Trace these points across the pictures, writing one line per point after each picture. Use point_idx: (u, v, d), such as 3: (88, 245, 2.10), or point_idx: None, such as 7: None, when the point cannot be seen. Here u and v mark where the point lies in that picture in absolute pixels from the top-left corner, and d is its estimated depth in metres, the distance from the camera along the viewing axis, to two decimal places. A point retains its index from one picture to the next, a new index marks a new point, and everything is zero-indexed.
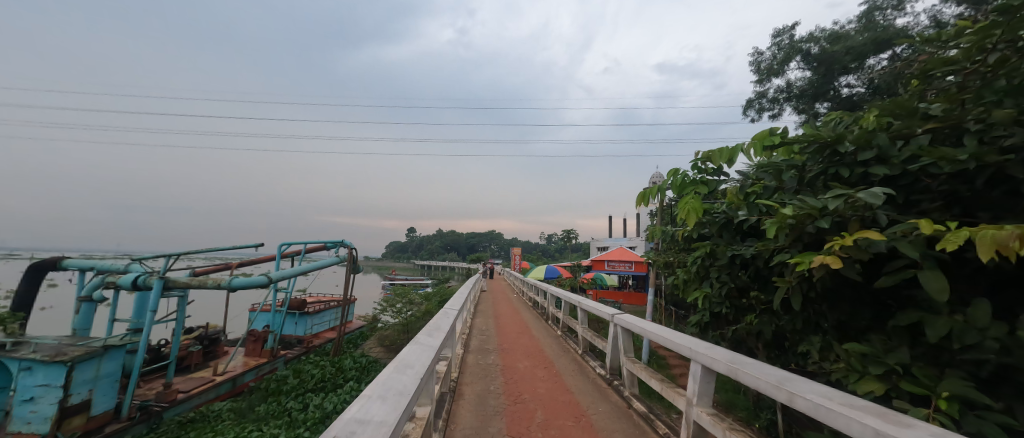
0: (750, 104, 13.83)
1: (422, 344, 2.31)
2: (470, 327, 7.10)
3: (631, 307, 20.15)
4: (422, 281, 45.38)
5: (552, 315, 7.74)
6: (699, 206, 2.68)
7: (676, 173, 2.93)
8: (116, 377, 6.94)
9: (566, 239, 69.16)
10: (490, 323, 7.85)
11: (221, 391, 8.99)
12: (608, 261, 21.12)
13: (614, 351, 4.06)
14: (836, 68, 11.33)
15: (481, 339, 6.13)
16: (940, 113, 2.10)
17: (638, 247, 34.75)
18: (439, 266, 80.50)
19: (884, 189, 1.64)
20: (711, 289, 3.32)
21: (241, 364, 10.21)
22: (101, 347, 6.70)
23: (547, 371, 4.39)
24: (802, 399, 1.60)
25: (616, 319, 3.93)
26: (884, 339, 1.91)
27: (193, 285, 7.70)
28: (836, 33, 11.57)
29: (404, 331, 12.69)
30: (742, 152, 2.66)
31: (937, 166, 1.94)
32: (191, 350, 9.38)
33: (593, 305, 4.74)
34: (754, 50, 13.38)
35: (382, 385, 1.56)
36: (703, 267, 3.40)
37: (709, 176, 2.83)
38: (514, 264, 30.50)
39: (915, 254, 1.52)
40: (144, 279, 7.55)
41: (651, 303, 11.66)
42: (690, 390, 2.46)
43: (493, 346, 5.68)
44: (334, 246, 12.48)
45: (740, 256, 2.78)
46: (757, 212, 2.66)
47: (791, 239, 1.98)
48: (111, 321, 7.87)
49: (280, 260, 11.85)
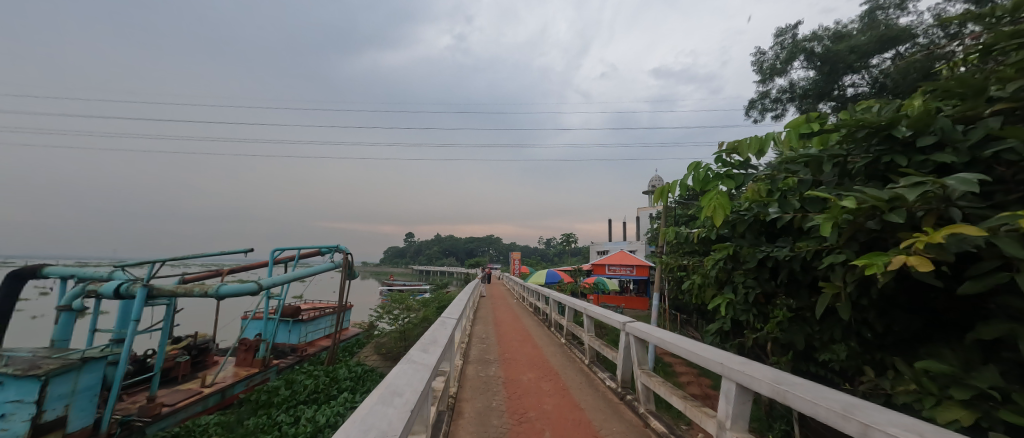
0: (752, 105, 13.64)
1: (415, 363, 2.00)
2: (470, 335, 6.77)
3: (633, 312, 19.78)
4: (421, 287, 44.92)
5: (555, 321, 7.41)
6: (725, 202, 2.41)
7: (697, 167, 2.64)
8: (95, 390, 6.58)
9: (565, 243, 68.77)
10: (490, 330, 7.52)
11: (209, 403, 8.62)
12: (609, 266, 20.83)
13: (627, 363, 3.75)
14: (841, 67, 11.12)
15: (481, 348, 5.79)
16: (1009, 93, 1.81)
17: (638, 251, 34.46)
18: (438, 271, 79.94)
19: (975, 175, 1.35)
20: (735, 295, 3.01)
21: (232, 374, 9.83)
22: (79, 360, 6.34)
23: (553, 384, 4.07)
24: (881, 433, 1.30)
25: (628, 328, 3.63)
26: (959, 356, 1.62)
27: (179, 293, 7.35)
28: (839, 32, 11.40)
29: (401, 338, 12.33)
30: (773, 142, 2.38)
31: (1016, 151, 1.64)
32: (179, 360, 9.02)
33: (601, 312, 4.45)
34: (756, 50, 13.17)
35: (360, 425, 1.24)
36: (724, 271, 3.12)
37: (735, 169, 2.56)
38: (513, 269, 30.11)
39: (1021, 253, 1.22)
40: (126, 287, 7.19)
41: (655, 309, 11.35)
42: (721, 411, 2.17)
43: (493, 356, 5.35)
44: (329, 251, 12.14)
45: (772, 258, 2.50)
46: (792, 209, 2.38)
47: (845, 237, 1.71)
48: (92, 332, 7.46)
49: (273, 266, 11.50)
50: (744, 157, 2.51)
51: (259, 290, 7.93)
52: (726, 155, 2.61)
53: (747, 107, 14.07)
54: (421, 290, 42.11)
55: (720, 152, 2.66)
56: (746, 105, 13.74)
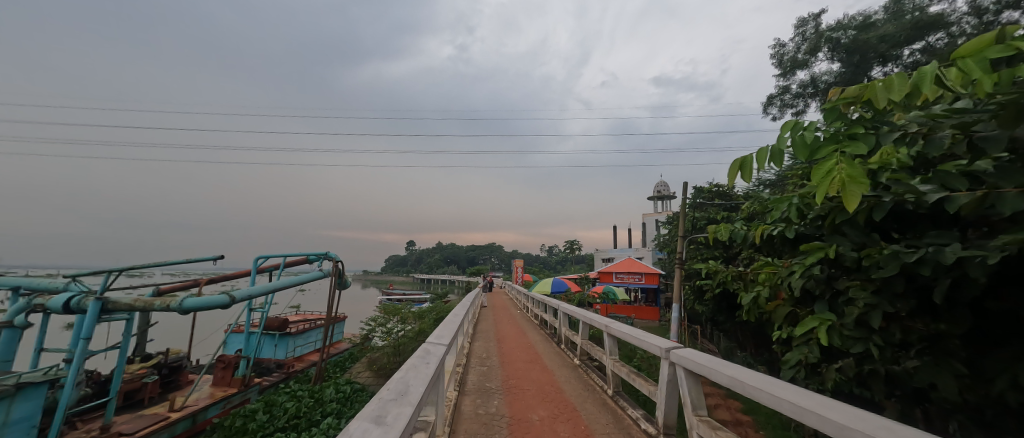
0: (771, 101, 12.86)
1: None
2: (467, 354, 5.85)
3: (643, 323, 18.66)
4: (421, 297, 43.83)
5: (566, 338, 6.47)
6: (863, 176, 1.51)
7: (796, 127, 1.77)
8: (35, 421, 5.71)
9: (568, 251, 67.42)
10: (491, 348, 6.58)
11: (177, 430, 7.71)
12: (617, 273, 19.98)
13: (670, 403, 2.84)
14: (871, 57, 10.32)
15: (480, 373, 4.87)
16: None
17: (646, 258, 33.40)
18: (438, 280, 78.62)
19: None
20: (836, 315, 2.12)
21: (206, 396, 8.93)
22: (11, 387, 5.47)
23: (572, 427, 3.18)
24: None
25: (674, 357, 2.73)
26: None
27: (138, 308, 6.48)
28: (866, 20, 10.60)
29: (395, 354, 11.34)
30: (935, 79, 1.51)
31: None
32: (146, 381, 8.18)
33: (631, 331, 3.57)
34: (776, 42, 12.32)
35: None
36: (818, 284, 2.26)
37: (863, 127, 1.69)
38: (517, 278, 29.03)
39: None
40: (77, 301, 6.33)
41: (675, 320, 10.35)
42: None
43: (494, 384, 4.44)
44: (317, 259, 11.21)
45: (926, 261, 1.63)
46: (966, 185, 1.52)
47: None
48: (36, 352, 6.54)
49: (256, 275, 10.60)
50: (876, 108, 1.65)
51: (232, 302, 7.02)
52: (842, 109, 1.77)
53: (764, 103, 13.29)
54: (421, 299, 41.14)
55: (831, 106, 1.80)
56: (765, 102, 12.92)
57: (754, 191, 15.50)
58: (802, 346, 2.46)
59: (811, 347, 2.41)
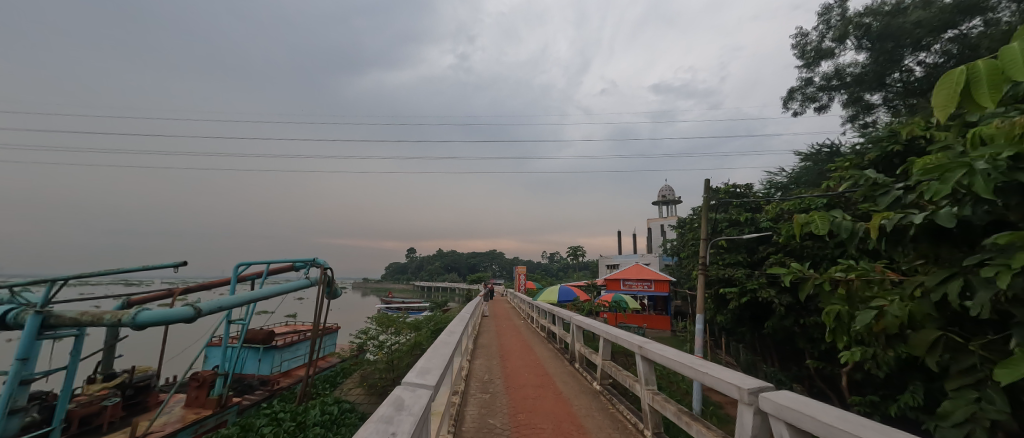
0: (792, 94, 12.11)
1: None
2: (466, 378, 4.95)
3: (655, 333, 17.68)
4: (422, 306, 42.68)
5: (580, 355, 5.56)
6: None
7: None
8: None
9: (572, 258, 66.14)
10: (493, 368, 5.67)
11: None
12: (624, 280, 19.06)
13: None
14: (905, 44, 9.51)
15: (481, 405, 3.96)
16: None
17: (653, 265, 32.22)
18: (439, 288, 77.35)
19: None
20: None
21: (177, 419, 8.00)
22: None
23: None
24: None
25: (767, 402, 1.86)
26: None
27: (85, 322, 5.62)
28: (900, 4, 9.78)
29: (388, 370, 10.37)
30: None
31: None
32: (105, 404, 7.28)
33: (681, 358, 2.69)
34: (798, 31, 11.54)
35: None
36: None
37: None
38: (518, 285, 27.92)
39: None
40: (13, 316, 5.47)
41: (698, 333, 9.36)
42: None
43: (500, 421, 3.53)
44: (304, 266, 10.32)
45: None
46: None
47: None
48: None
49: (237, 283, 9.71)
50: None
51: (197, 315, 6.14)
52: None
53: (784, 98, 12.54)
54: (421, 309, 39.97)
55: None
56: (786, 95, 12.18)
57: (768, 192, 14.75)
58: (967, 393, 1.69)
59: (986, 396, 1.63)
